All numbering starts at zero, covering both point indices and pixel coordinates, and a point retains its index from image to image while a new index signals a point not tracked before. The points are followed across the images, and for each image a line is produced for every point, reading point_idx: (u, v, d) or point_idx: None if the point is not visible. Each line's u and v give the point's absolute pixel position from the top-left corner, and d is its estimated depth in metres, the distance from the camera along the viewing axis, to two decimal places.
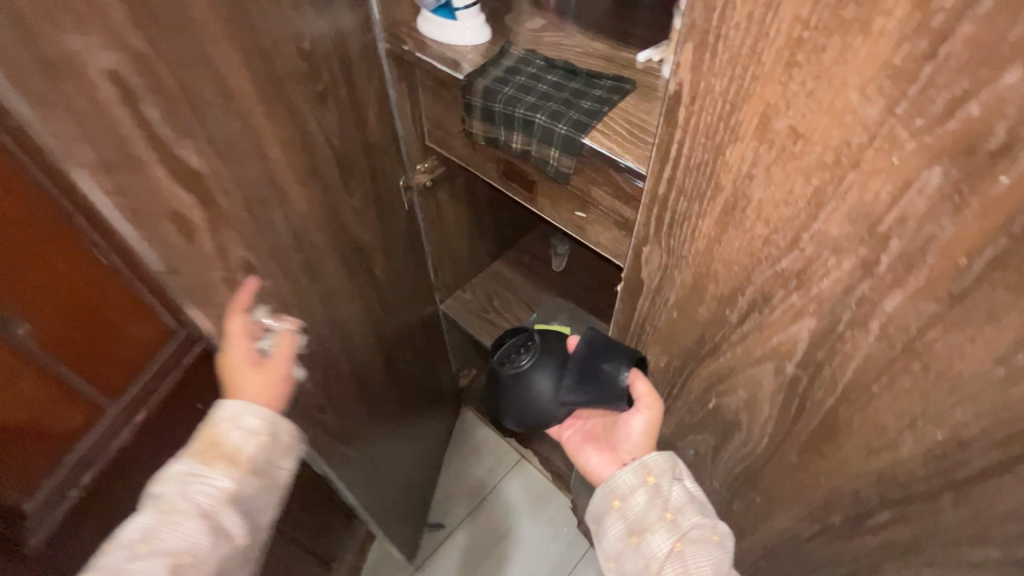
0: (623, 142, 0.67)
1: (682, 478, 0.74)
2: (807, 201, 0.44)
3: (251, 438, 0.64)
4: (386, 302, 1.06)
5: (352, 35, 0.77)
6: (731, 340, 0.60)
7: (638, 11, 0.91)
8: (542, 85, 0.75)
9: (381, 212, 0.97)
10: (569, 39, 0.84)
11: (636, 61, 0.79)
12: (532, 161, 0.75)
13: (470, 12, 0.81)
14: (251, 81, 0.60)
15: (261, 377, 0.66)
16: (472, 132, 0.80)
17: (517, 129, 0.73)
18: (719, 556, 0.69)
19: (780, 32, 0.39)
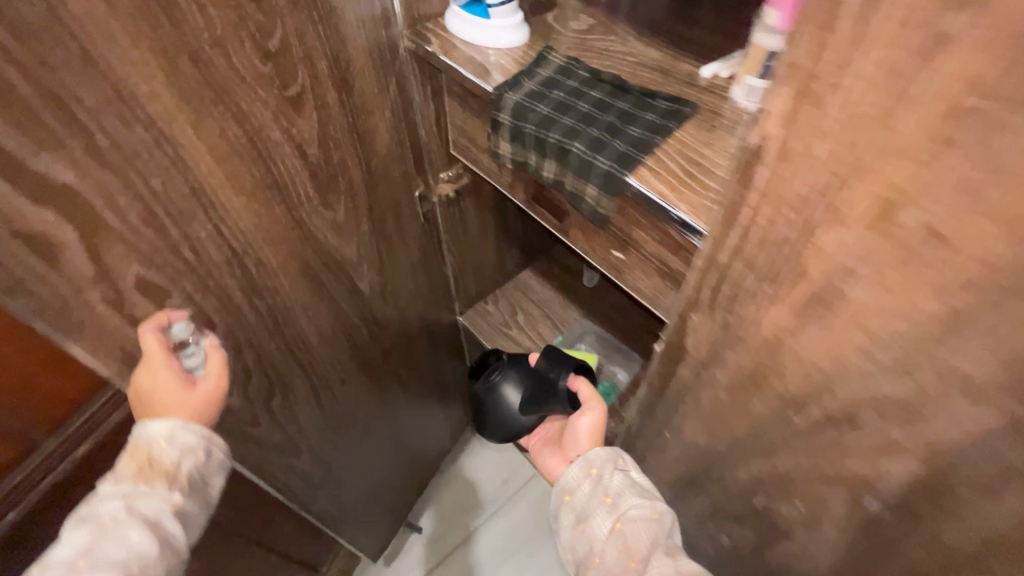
0: (679, 184, 0.54)
1: (626, 466, 0.73)
2: (937, 323, 0.32)
3: (186, 454, 0.59)
4: (376, 318, 0.97)
5: (357, 31, 0.67)
6: (793, 446, 0.49)
7: (704, 11, 0.77)
8: (584, 103, 0.63)
9: (380, 224, 0.87)
10: (620, 44, 0.72)
11: (700, 77, 0.66)
12: (564, 193, 0.64)
13: (505, 10, 0.70)
14: (200, 89, 0.51)
15: (191, 401, 0.59)
16: (499, 152, 0.69)
17: (549, 155, 0.62)
18: (664, 536, 0.67)
19: (938, 97, 0.27)
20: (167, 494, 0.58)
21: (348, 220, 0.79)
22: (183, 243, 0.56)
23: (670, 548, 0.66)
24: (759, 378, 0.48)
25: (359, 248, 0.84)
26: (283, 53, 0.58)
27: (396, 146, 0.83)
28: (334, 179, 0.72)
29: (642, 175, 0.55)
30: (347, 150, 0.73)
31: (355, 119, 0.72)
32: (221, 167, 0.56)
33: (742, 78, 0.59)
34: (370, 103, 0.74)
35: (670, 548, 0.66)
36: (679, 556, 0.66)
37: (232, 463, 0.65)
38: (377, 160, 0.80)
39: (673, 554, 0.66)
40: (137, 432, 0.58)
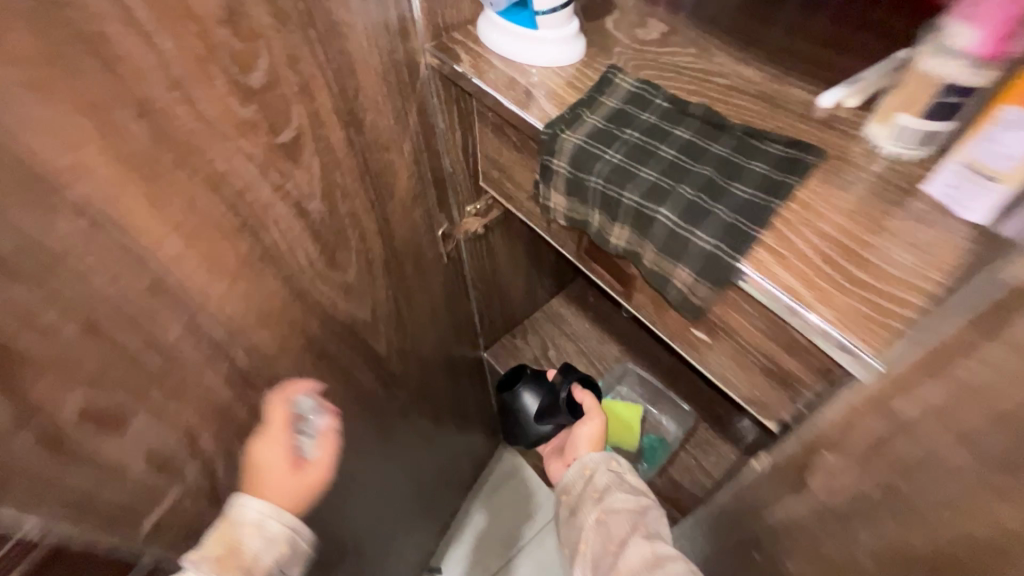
0: (809, 274, 0.42)
1: (618, 468, 0.75)
2: None
3: (268, 543, 0.56)
4: (394, 372, 0.84)
5: (367, 50, 0.52)
6: None
7: (800, 11, 0.61)
8: (670, 149, 0.50)
9: (398, 272, 0.73)
10: (702, 60, 0.56)
11: (817, 107, 0.50)
12: (639, 264, 0.51)
13: (557, 18, 0.55)
14: (145, 149, 0.37)
15: (292, 482, 0.60)
16: (551, 205, 0.57)
17: (624, 220, 0.49)
18: (650, 529, 0.67)
19: None
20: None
21: (360, 276, 0.65)
22: (148, 345, 0.43)
23: (650, 535, 0.66)
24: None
25: (373, 304, 0.70)
26: (275, 89, 0.44)
27: (416, 182, 0.69)
28: (342, 232, 0.59)
29: (759, 260, 0.43)
30: (359, 196, 0.59)
31: (367, 158, 0.58)
32: (192, 244, 0.43)
33: (888, 116, 0.45)
34: (386, 136, 0.60)
35: (653, 537, 0.66)
36: (661, 544, 0.65)
37: (305, 559, 0.62)
38: (393, 202, 0.66)
39: (654, 542, 0.65)
40: (230, 509, 0.55)
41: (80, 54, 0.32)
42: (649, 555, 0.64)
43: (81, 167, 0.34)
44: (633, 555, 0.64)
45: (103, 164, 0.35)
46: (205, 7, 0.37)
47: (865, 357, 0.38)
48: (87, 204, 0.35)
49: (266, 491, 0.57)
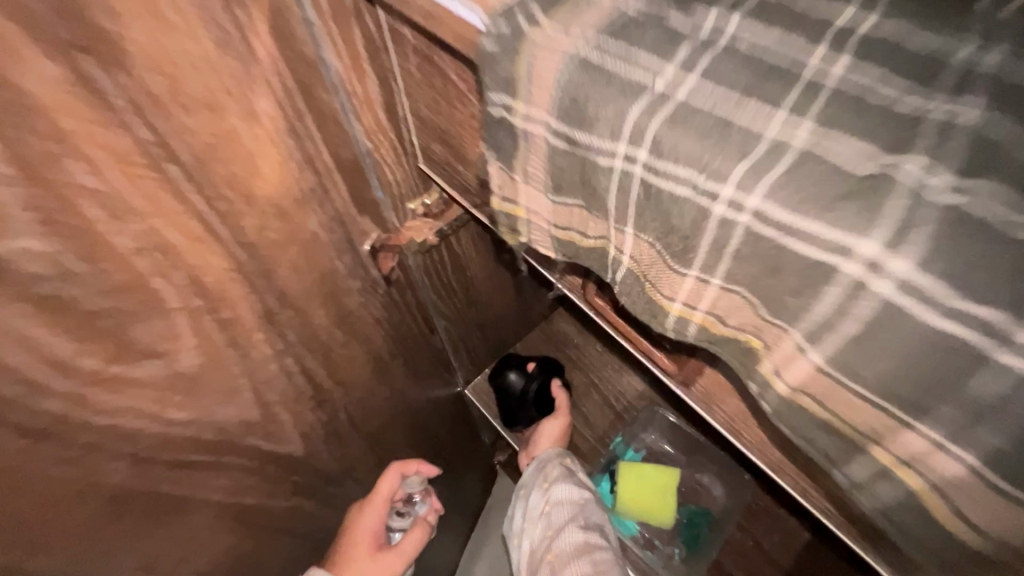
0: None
1: (573, 465, 0.68)
2: None
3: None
4: (326, 468, 0.55)
5: None
6: None
7: None
8: (814, 74, 0.23)
9: (301, 326, 0.44)
10: None
11: None
12: (753, 349, 0.26)
13: None
14: None
15: (372, 566, 0.61)
16: (514, 207, 0.31)
17: (712, 252, 0.23)
18: (592, 524, 0.61)
19: None
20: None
21: (215, 354, 0.36)
22: None
23: (587, 527, 0.60)
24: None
25: (256, 389, 0.41)
26: None
27: (307, 172, 0.39)
28: (136, 288, 0.29)
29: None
30: (172, 210, 0.30)
31: (163, 129, 0.28)
32: None
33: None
34: (210, 87, 0.30)
35: (591, 531, 0.60)
36: (597, 538, 0.59)
37: None
38: (261, 213, 0.36)
39: (591, 534, 0.59)
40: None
41: None
42: (580, 545, 0.58)
43: None
44: (565, 544, 0.58)
45: None
46: None
47: None
48: None
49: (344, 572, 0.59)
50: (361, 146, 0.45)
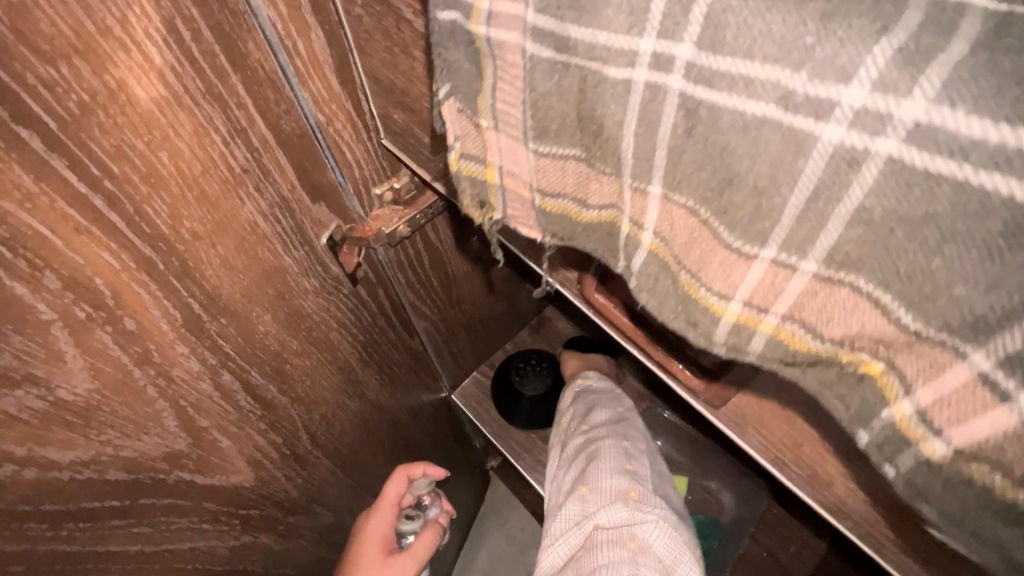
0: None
1: (589, 382, 0.55)
2: None
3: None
4: (286, 495, 0.48)
5: None
6: None
7: None
8: None
9: (240, 336, 0.37)
10: None
11: None
12: (873, 379, 0.19)
13: None
14: None
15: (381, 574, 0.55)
16: (491, 162, 0.25)
17: (806, 215, 0.17)
18: (598, 424, 0.49)
19: None
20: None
21: (119, 377, 0.29)
22: None
23: (589, 428, 0.49)
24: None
25: (183, 415, 0.34)
26: None
27: (236, 147, 0.32)
28: None
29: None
30: (29, 198, 0.23)
31: (0, 81, 0.21)
32: None
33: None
34: (75, 26, 0.22)
35: (593, 430, 0.48)
36: (599, 436, 0.48)
37: None
38: (172, 198, 0.29)
39: (589, 433, 0.48)
40: None
41: None
42: (580, 451, 0.48)
43: None
44: (567, 452, 0.49)
45: None
46: None
47: None
48: None
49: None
50: (308, 117, 0.36)
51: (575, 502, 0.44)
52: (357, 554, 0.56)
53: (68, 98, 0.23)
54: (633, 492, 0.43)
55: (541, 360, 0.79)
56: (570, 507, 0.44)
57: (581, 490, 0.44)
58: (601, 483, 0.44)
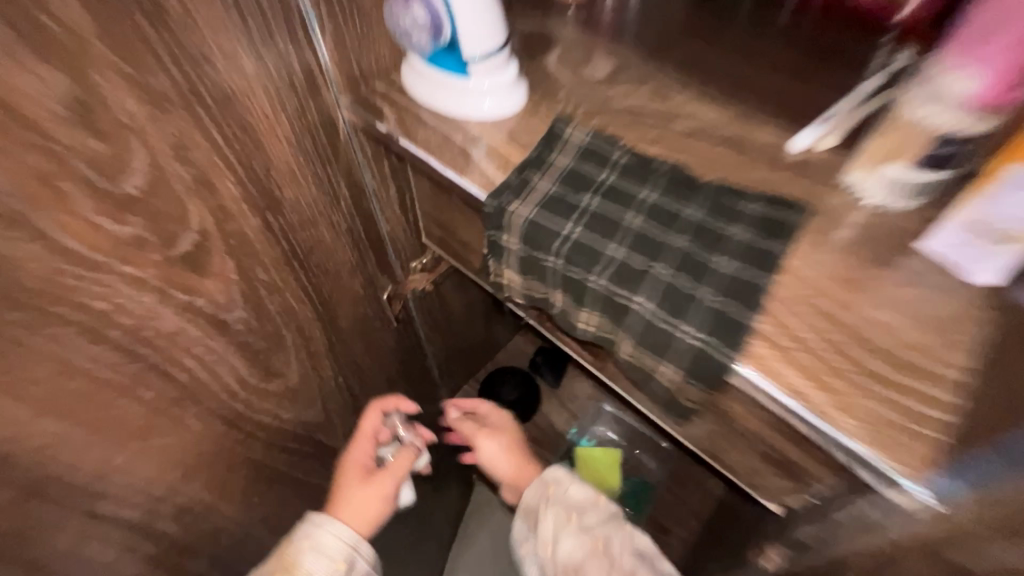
0: (832, 360, 0.34)
1: (559, 487, 0.53)
2: None
3: (322, 567, 0.47)
4: None
5: (275, 116, 0.43)
6: None
7: (741, 31, 0.59)
8: (627, 217, 0.41)
9: (346, 355, 0.63)
10: (661, 96, 0.52)
11: (791, 149, 0.46)
12: (613, 347, 0.42)
13: (490, 64, 0.46)
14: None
15: (367, 490, 0.52)
16: (502, 285, 0.48)
17: (583, 304, 0.41)
18: (615, 547, 0.48)
19: None
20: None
21: (304, 375, 0.55)
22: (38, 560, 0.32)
23: None
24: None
25: (323, 400, 0.60)
26: (163, 191, 0.34)
27: (354, 251, 0.59)
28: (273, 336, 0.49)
29: (775, 364, 0.34)
30: (289, 288, 0.50)
31: (289, 240, 0.48)
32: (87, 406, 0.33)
33: (872, 165, 0.39)
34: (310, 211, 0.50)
35: (614, 551, 0.48)
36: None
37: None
38: (327, 282, 0.56)
39: None
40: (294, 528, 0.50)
41: None
42: None
43: None
44: None
45: None
46: (46, 113, 0.27)
47: (897, 478, 0.30)
48: None
49: (341, 511, 0.51)
50: None
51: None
52: (341, 470, 0.54)
53: (304, 242, 0.51)
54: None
55: (515, 373, 1.06)
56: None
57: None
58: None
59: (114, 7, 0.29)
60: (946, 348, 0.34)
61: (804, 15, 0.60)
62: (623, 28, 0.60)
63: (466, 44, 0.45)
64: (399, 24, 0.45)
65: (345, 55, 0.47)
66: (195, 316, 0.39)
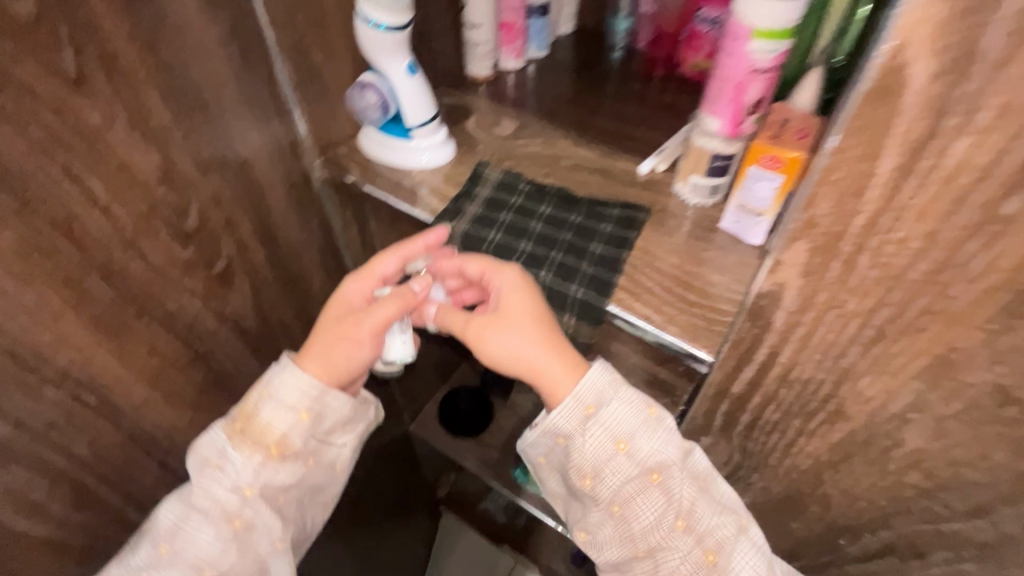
0: (664, 299, 0.53)
1: (601, 400, 0.44)
2: (1015, 473, 0.30)
3: (283, 420, 0.47)
4: None
5: (269, 173, 0.58)
6: (843, 567, 0.46)
7: (607, 98, 0.82)
8: (533, 224, 0.61)
9: None
10: (553, 144, 0.72)
11: (638, 171, 0.66)
12: None
13: (426, 129, 0.64)
14: (115, 308, 0.42)
15: (338, 332, 0.48)
16: None
17: None
18: (674, 483, 0.43)
19: (991, 268, 0.26)
20: (272, 520, 0.48)
21: None
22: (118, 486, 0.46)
23: (687, 515, 0.43)
24: (794, 505, 0.46)
25: None
26: (204, 226, 0.49)
27: (326, 279, 0.74)
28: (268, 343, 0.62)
29: (632, 303, 0.53)
30: (279, 303, 0.64)
31: (279, 267, 0.63)
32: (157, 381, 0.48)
33: (685, 176, 0.60)
34: (293, 246, 0.65)
35: (672, 484, 0.43)
36: (697, 508, 0.44)
37: (358, 420, 0.52)
38: (306, 303, 0.70)
39: (688, 509, 0.43)
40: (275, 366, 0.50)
41: (55, 235, 0.36)
42: (688, 542, 0.43)
43: (58, 339, 0.38)
44: (671, 551, 0.43)
45: (81, 331, 0.39)
46: (146, 171, 0.42)
47: (703, 356, 0.48)
48: (70, 371, 0.39)
49: (311, 360, 0.49)
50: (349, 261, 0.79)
51: (702, 569, 0.43)
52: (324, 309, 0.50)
53: (289, 268, 0.65)
54: (745, 521, 0.44)
55: None
56: (687, 567, 0.43)
57: (708, 557, 0.43)
58: (724, 541, 0.43)
59: (181, 108, 0.45)
60: (731, 281, 0.54)
61: (649, 85, 0.85)
62: (522, 98, 0.81)
63: (408, 116, 0.63)
64: (358, 104, 0.63)
65: (319, 128, 0.64)
66: (217, 318, 0.53)
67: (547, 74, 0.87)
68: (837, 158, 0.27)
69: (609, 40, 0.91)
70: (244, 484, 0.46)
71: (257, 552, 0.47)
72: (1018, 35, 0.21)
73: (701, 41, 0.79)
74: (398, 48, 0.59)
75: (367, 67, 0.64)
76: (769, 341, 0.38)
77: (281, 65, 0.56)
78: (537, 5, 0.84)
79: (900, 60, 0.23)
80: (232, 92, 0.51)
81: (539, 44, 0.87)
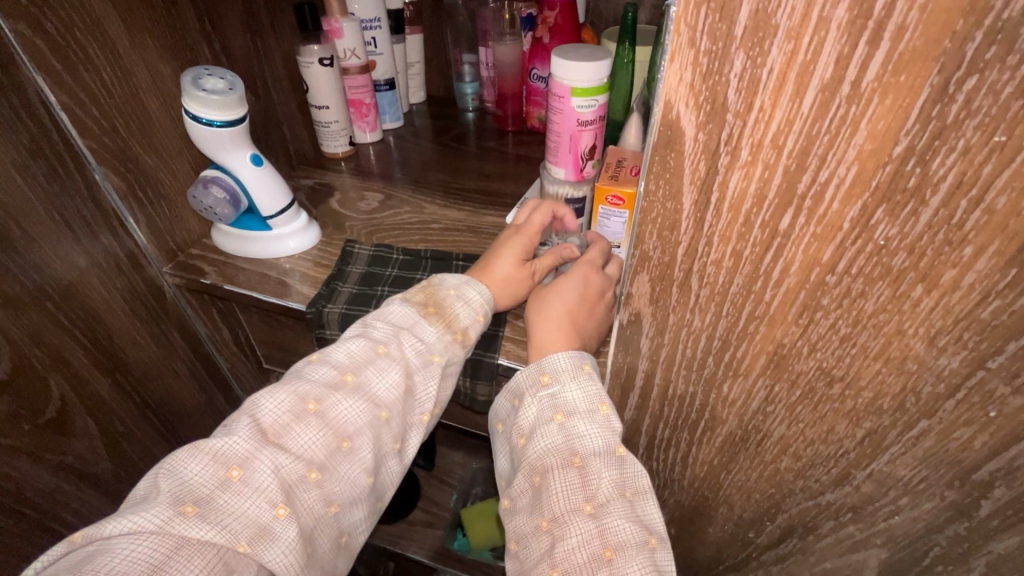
0: None
1: (558, 375, 0.45)
2: (857, 440, 0.35)
3: (469, 311, 0.49)
4: None
5: (108, 291, 0.53)
6: (761, 559, 0.49)
7: (468, 158, 0.86)
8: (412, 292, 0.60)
9: None
10: (423, 210, 0.73)
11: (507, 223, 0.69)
12: None
13: (285, 217, 0.62)
14: None
15: (517, 272, 0.53)
16: None
17: None
18: (594, 471, 0.40)
19: (789, 274, 0.29)
20: (432, 398, 0.46)
21: None
22: None
23: (596, 508, 0.39)
24: (704, 510, 0.48)
25: None
26: (22, 370, 0.45)
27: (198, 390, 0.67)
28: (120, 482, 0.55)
29: (521, 353, 0.54)
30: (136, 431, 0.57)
31: (132, 394, 0.56)
32: None
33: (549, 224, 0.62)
34: (148, 366, 0.58)
35: (593, 469, 0.40)
36: (609, 506, 0.39)
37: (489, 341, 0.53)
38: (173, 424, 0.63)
39: (602, 503, 0.40)
40: (435, 276, 0.51)
41: None
42: (591, 536, 0.38)
43: None
44: (573, 539, 0.38)
45: None
46: None
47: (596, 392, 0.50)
48: None
49: (489, 279, 0.52)
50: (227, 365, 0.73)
51: (593, 563, 0.37)
52: (502, 237, 0.54)
53: (147, 388, 0.58)
54: (656, 544, 0.39)
55: None
56: (579, 556, 0.38)
57: (605, 555, 0.38)
58: (627, 545, 0.38)
59: None
60: None
61: (505, 141, 0.90)
62: (386, 169, 0.82)
63: (262, 206, 0.61)
64: (203, 203, 0.59)
65: (164, 233, 0.59)
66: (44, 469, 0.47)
67: (407, 142, 0.89)
68: (649, 200, 0.31)
69: (461, 103, 0.97)
70: (434, 349, 0.47)
71: (408, 422, 0.46)
72: (745, 90, 0.25)
73: (541, 96, 0.86)
74: (237, 142, 0.57)
75: (209, 163, 0.61)
76: (642, 366, 0.40)
77: (102, 175, 0.51)
78: (383, 81, 0.86)
79: (672, 115, 0.27)
80: (42, 214, 0.46)
81: (393, 116, 0.90)
